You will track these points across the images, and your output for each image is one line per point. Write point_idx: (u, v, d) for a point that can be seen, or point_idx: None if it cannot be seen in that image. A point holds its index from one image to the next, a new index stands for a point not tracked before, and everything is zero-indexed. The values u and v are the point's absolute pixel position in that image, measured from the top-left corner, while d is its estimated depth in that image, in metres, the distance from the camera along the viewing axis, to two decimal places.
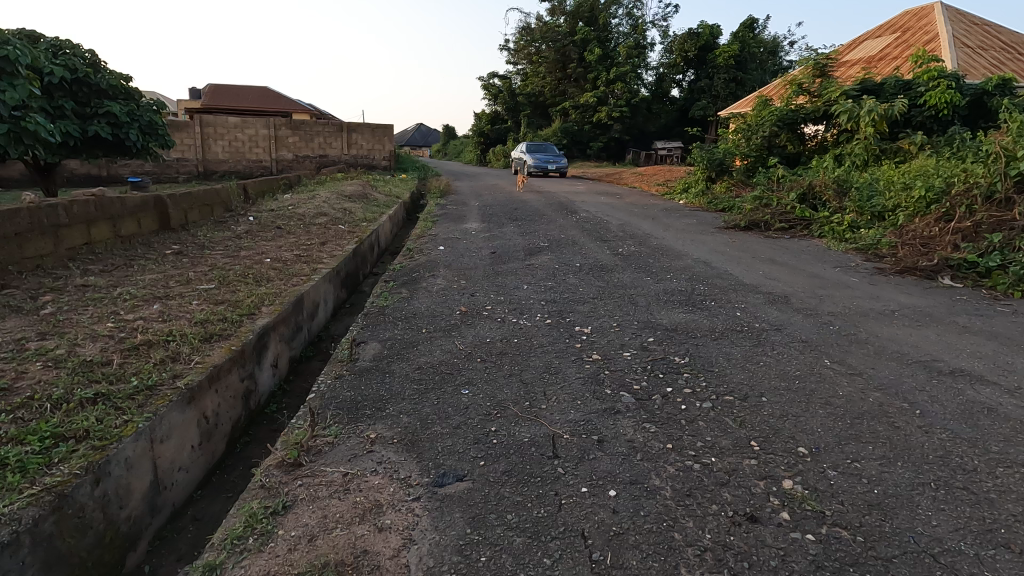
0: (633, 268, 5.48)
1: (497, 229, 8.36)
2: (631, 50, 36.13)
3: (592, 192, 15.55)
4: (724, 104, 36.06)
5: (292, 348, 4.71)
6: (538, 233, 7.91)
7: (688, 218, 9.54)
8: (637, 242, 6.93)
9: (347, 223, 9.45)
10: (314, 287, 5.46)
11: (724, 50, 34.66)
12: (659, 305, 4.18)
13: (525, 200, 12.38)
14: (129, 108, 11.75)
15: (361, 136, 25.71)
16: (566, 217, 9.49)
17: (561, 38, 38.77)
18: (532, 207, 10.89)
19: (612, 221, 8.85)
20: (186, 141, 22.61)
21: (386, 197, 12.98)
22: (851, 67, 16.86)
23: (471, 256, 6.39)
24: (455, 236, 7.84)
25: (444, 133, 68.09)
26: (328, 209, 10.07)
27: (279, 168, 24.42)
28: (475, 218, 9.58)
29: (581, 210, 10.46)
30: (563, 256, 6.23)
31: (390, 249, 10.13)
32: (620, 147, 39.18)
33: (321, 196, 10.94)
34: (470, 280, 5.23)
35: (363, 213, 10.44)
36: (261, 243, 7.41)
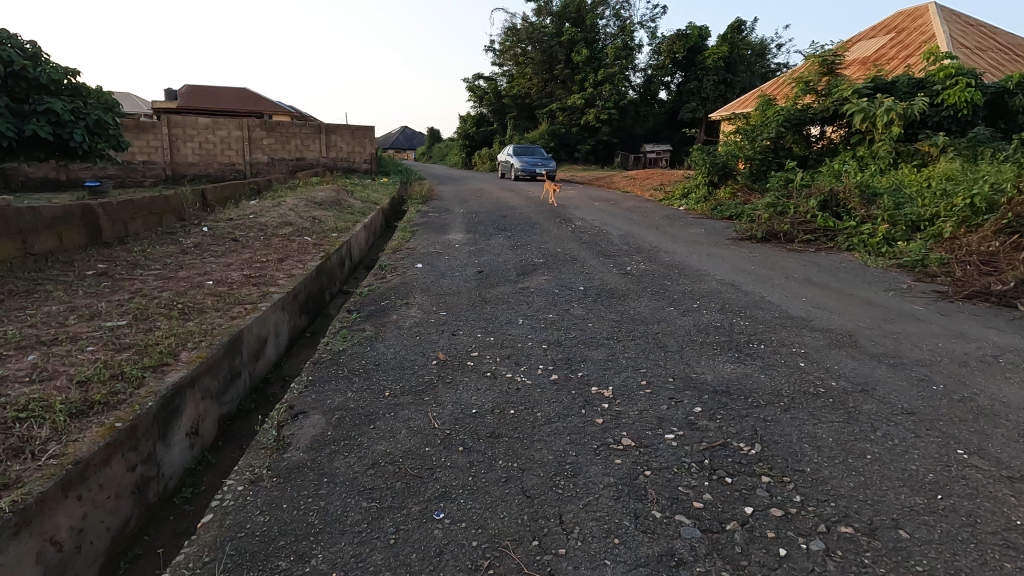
0: (647, 292, 4.57)
1: (484, 242, 7.40)
2: (619, 52, 35.41)
3: (584, 197, 14.67)
4: (714, 107, 35.44)
5: (223, 404, 3.69)
6: (530, 246, 6.97)
7: (695, 227, 8.66)
8: (644, 258, 6.04)
9: (315, 233, 8.42)
10: (259, 320, 4.43)
11: (713, 52, 34.01)
12: (694, 352, 3.22)
13: (514, 207, 11.45)
14: (73, 106, 10.59)
15: (341, 137, 24.62)
16: (560, 226, 8.59)
17: (547, 38, 37.95)
18: (522, 215, 9.97)
19: (611, 231, 7.98)
20: (153, 143, 21.37)
21: (363, 203, 11.95)
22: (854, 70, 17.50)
23: (454, 276, 5.42)
24: (436, 250, 6.86)
25: (429, 136, 67.13)
26: (295, 217, 9.04)
27: (254, 171, 23.25)
28: (458, 228, 8.60)
29: (575, 218, 9.58)
30: (561, 276, 5.30)
31: (364, 262, 9.11)
32: (608, 150, 38.49)
33: (288, 202, 9.89)
34: (452, 310, 4.26)
35: (334, 221, 9.41)
36: (209, 259, 6.38)
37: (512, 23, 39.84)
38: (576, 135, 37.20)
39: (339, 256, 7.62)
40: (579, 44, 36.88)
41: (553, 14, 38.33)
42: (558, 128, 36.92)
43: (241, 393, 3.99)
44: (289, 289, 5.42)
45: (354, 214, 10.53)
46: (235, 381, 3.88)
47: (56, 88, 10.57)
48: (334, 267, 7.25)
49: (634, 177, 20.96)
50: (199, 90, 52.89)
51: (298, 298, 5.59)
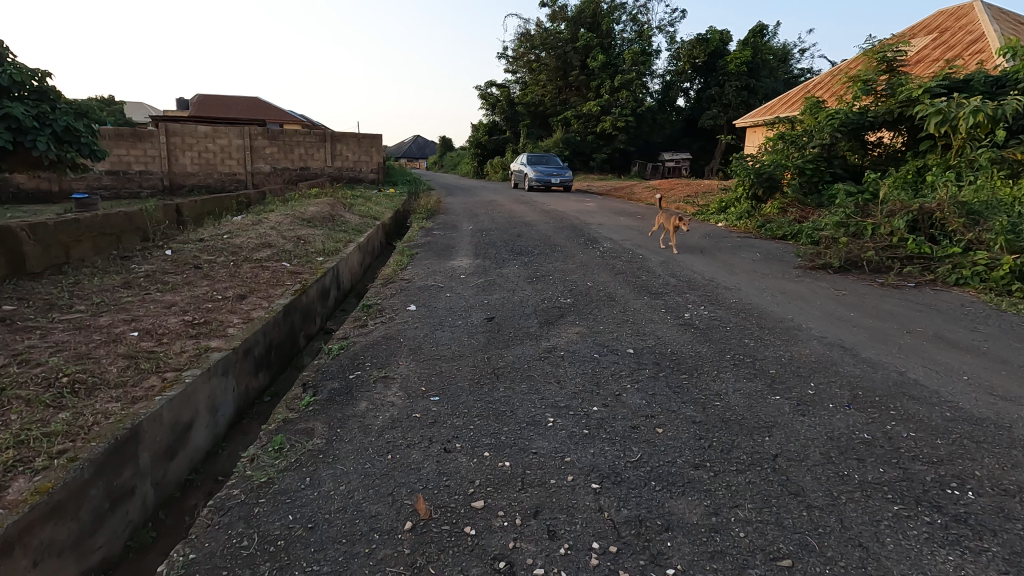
0: (725, 361, 3.20)
1: (494, 271, 6.07)
2: (636, 57, 34.12)
3: (605, 210, 13.33)
4: (736, 114, 33.89)
5: (91, 554, 2.40)
6: (553, 277, 5.65)
7: (746, 251, 7.28)
8: (699, 299, 4.69)
9: (297, 257, 7.17)
10: (175, 400, 3.14)
11: (735, 56, 32.47)
12: (858, 512, 1.85)
13: (530, 223, 10.17)
14: (38, 111, 9.52)
15: (347, 146, 23.57)
16: (586, 249, 7.27)
17: (562, 44, 36.83)
18: (540, 234, 8.67)
19: (646, 256, 6.67)
20: (150, 153, 20.56)
21: (362, 218, 10.73)
22: (928, 66, 15.62)
23: (453, 327, 4.08)
24: (435, 283, 5.54)
25: (441, 146, 66.57)
26: (276, 237, 7.82)
27: (255, 182, 22.31)
28: (465, 252, 7.29)
29: (599, 238, 8.27)
30: (597, 328, 3.95)
31: (354, 290, 7.85)
32: (625, 158, 37.17)
33: (272, 219, 8.69)
34: (446, 393, 2.92)
35: (321, 240, 8.19)
36: (153, 295, 5.16)
37: (526, 30, 38.79)
38: (592, 143, 35.94)
39: (321, 284, 6.34)
40: (595, 50, 35.71)
41: (568, 19, 37.24)
42: (572, 137, 35.73)
43: (132, 521, 2.69)
44: (238, 340, 4.13)
45: (349, 232, 9.28)
46: (117, 508, 2.57)
47: (20, 91, 9.53)
48: (314, 301, 5.98)
49: (657, 187, 19.59)
50: (212, 99, 52.80)
51: (254, 351, 4.31)
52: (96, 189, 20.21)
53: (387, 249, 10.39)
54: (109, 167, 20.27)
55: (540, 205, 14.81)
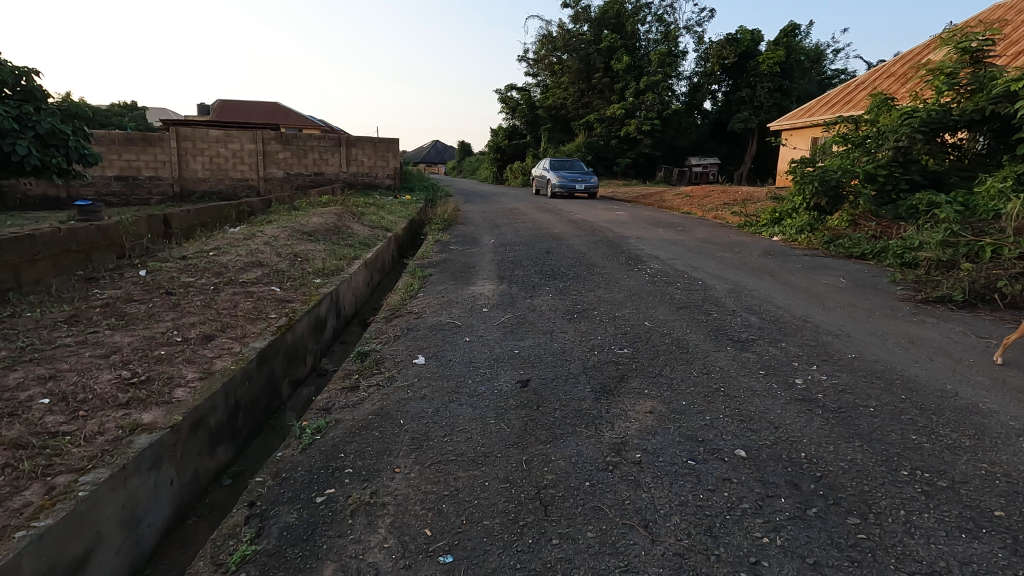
0: (904, 488, 2.02)
1: (522, 302, 4.94)
2: (663, 58, 32.86)
3: (639, 220, 12.15)
4: (768, 117, 32.32)
5: None
6: (597, 313, 4.52)
7: (825, 275, 6.04)
8: (802, 351, 3.50)
9: (290, 279, 6.13)
10: (53, 531, 2.07)
11: (767, 56, 30.96)
12: None
13: (560, 236, 9.05)
14: (19, 111, 8.69)
15: (362, 151, 22.73)
16: (630, 272, 6.11)
17: (585, 46, 35.71)
18: (573, 251, 7.53)
19: (705, 282, 5.48)
20: (160, 158, 19.98)
21: (371, 230, 9.70)
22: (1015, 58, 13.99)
23: (475, 397, 2.95)
24: (450, 320, 4.42)
25: (460, 151, 66.10)
26: (270, 253, 6.81)
27: (268, 187, 21.58)
28: (487, 274, 6.18)
29: (641, 255, 7.12)
30: (676, 405, 2.79)
31: (358, 317, 6.80)
32: (649, 163, 35.85)
33: (269, 231, 7.70)
34: (465, 549, 1.80)
35: (322, 257, 7.14)
36: (99, 334, 4.14)
37: (548, 31, 37.76)
38: (615, 148, 34.70)
39: (315, 314, 5.29)
40: (620, 51, 34.54)
41: (592, 21, 36.14)
42: (595, 141, 34.56)
43: None
44: (184, 410, 3.05)
45: (355, 246, 8.24)
46: None
47: (2, 90, 8.75)
48: (305, 336, 4.93)
49: (690, 195, 18.30)
50: (233, 104, 52.77)
51: (208, 421, 3.22)
52: (105, 196, 19.63)
53: (399, 266, 9.35)
54: (118, 172, 19.72)
55: (566, 214, 13.68)
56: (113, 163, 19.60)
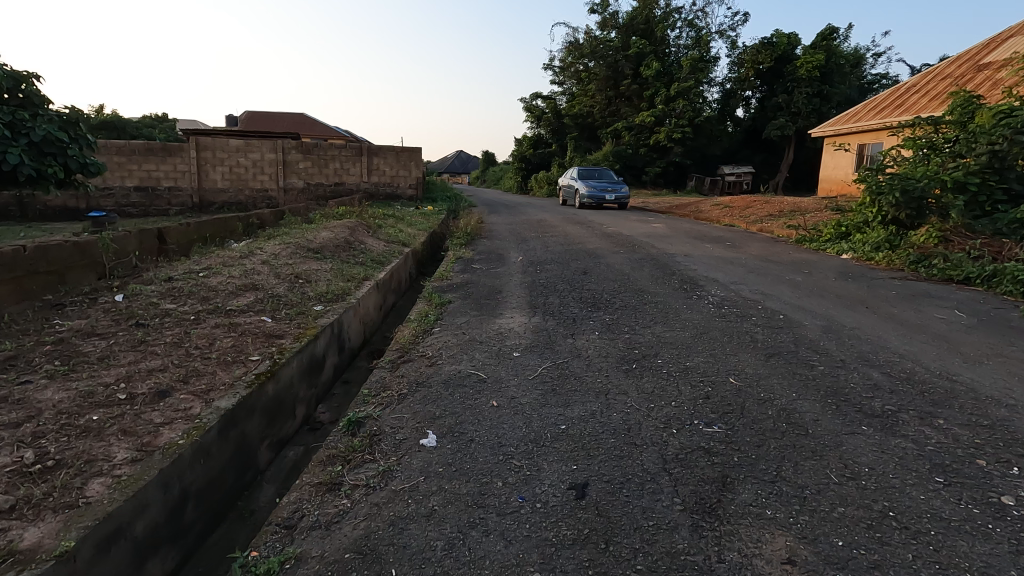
0: None
1: (561, 344, 3.93)
2: (694, 64, 31.75)
3: (680, 233, 11.07)
4: (807, 123, 30.79)
5: None
6: (661, 362, 3.51)
7: (933, 306, 4.90)
8: (978, 439, 2.42)
9: (286, 306, 5.25)
10: None
11: (805, 60, 29.53)
12: None
13: (596, 253, 8.07)
14: (13, 116, 8.06)
15: (384, 160, 22.11)
16: (687, 300, 5.08)
17: (612, 52, 34.75)
18: (614, 272, 6.51)
19: (789, 318, 4.40)
20: (180, 168, 19.65)
21: (387, 245, 8.82)
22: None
23: (509, 522, 1.95)
24: (472, 370, 3.44)
25: (484, 161, 65.67)
26: (267, 274, 5.96)
27: (288, 198, 21.09)
28: (515, 301, 5.21)
29: (696, 278, 6.10)
30: (828, 552, 1.75)
31: (365, 349, 5.88)
32: (680, 172, 34.58)
33: (270, 247, 6.88)
34: None
35: (328, 279, 6.27)
36: (30, 385, 3.28)
37: (574, 38, 36.93)
38: (644, 156, 33.55)
39: (310, 352, 4.37)
40: (649, 57, 33.51)
41: (620, 27, 35.19)
42: (623, 150, 33.49)
43: None
44: (90, 524, 2.12)
45: (367, 263, 7.35)
46: None
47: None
48: (294, 384, 4.00)
49: (729, 206, 17.08)
50: (260, 115, 53.14)
51: (133, 529, 2.29)
52: (124, 207, 19.34)
53: (415, 286, 8.45)
54: (137, 183, 19.42)
55: (598, 226, 12.66)
56: (133, 174, 19.32)
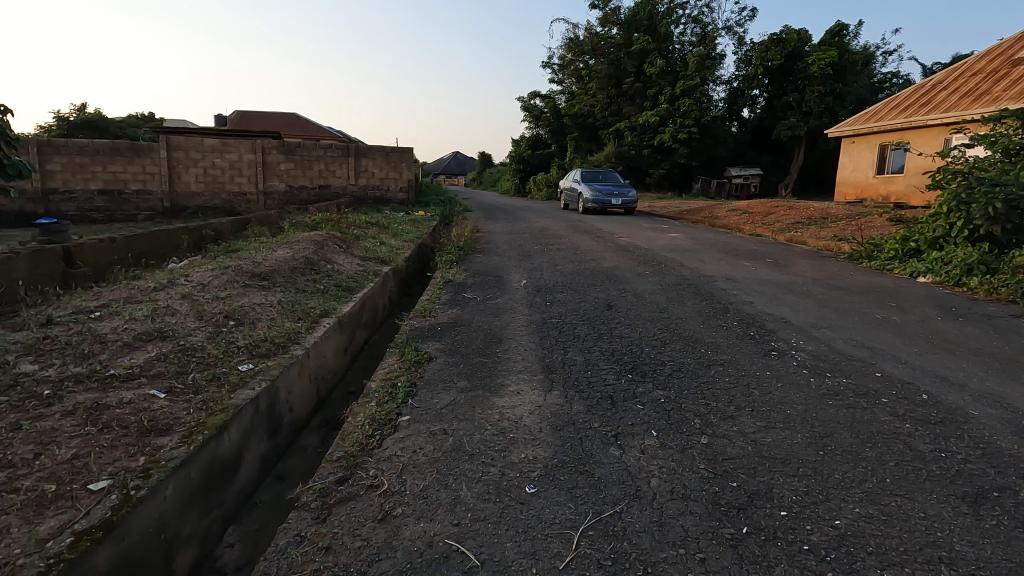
0: None
1: (601, 459, 2.40)
2: (700, 62, 30.41)
3: (705, 246, 9.61)
4: (818, 123, 29.39)
5: None
6: (786, 517, 2.00)
7: None
8: None
9: (197, 368, 3.72)
10: None
11: (817, 56, 28.14)
12: None
13: (616, 276, 6.57)
14: None
15: (372, 162, 20.61)
16: (765, 360, 3.58)
17: (614, 49, 33.33)
18: (648, 309, 5.02)
19: (940, 403, 2.89)
20: (149, 169, 18.08)
21: (360, 264, 7.29)
22: None
23: None
24: (454, 539, 1.92)
25: (480, 162, 64.26)
26: (185, 314, 4.42)
27: (269, 202, 19.58)
28: (520, 362, 3.69)
29: (758, 319, 4.60)
30: None
31: (316, 417, 4.35)
32: (684, 174, 33.14)
33: (202, 273, 5.36)
34: None
35: (270, 319, 4.73)
36: None
37: (574, 35, 35.44)
38: (648, 158, 32.09)
39: (207, 458, 2.81)
40: (652, 55, 32.11)
41: (621, 23, 33.76)
42: (625, 150, 32.05)
43: None
44: None
45: (330, 292, 5.82)
46: None
47: None
48: (167, 525, 2.44)
49: (748, 212, 15.59)
50: (249, 115, 51.48)
51: None
52: (87, 212, 17.71)
53: (393, 320, 6.93)
54: (102, 185, 17.81)
55: (610, 237, 11.16)
56: (96, 175, 17.70)
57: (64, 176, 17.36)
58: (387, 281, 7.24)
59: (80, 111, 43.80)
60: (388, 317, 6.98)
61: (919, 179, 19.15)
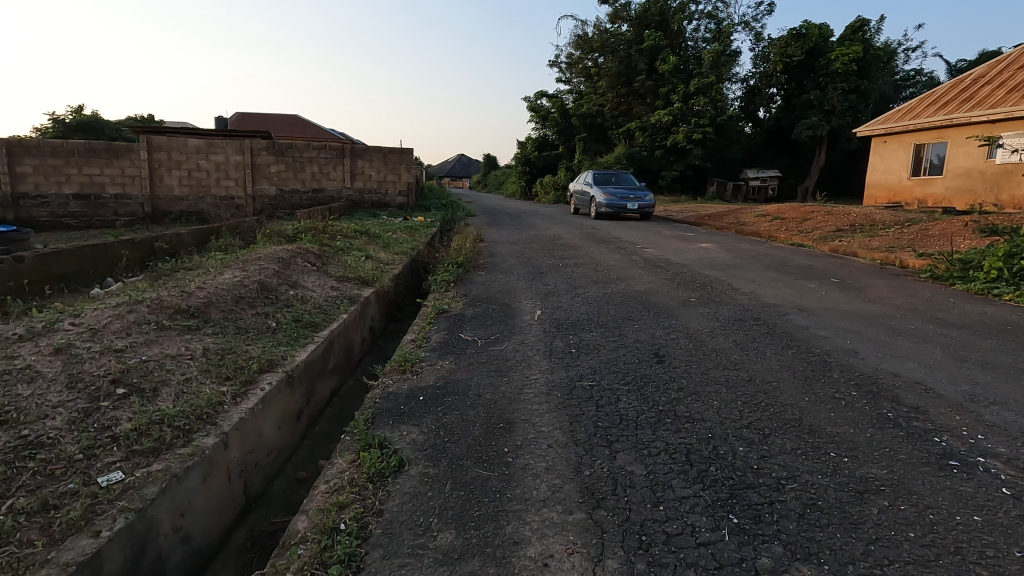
0: None
1: None
2: (715, 59, 28.98)
3: (747, 259, 8.20)
4: (841, 122, 27.89)
5: None
6: None
7: None
8: None
9: (26, 486, 2.33)
10: None
11: (840, 52, 26.63)
12: None
13: (654, 307, 5.15)
14: None
15: (369, 163, 19.29)
16: (948, 483, 2.16)
17: (624, 46, 31.94)
18: (715, 361, 3.61)
19: None
20: (128, 172, 16.85)
21: (334, 287, 5.91)
22: None
23: None
24: None
25: (486, 164, 63.12)
26: (51, 380, 3.03)
27: (258, 207, 18.33)
28: (544, 480, 2.28)
29: (884, 387, 3.16)
30: None
31: (238, 533, 2.96)
32: (698, 176, 31.69)
33: (107, 309, 3.97)
34: None
35: (182, 382, 3.34)
36: None
37: (582, 31, 34.09)
38: (660, 159, 30.66)
39: None
40: (665, 51, 30.69)
41: (632, 19, 32.38)
42: (636, 151, 30.65)
43: None
44: None
45: (284, 331, 4.44)
46: None
47: None
48: None
49: (779, 219, 14.13)
50: (249, 117, 50.42)
51: None
52: (60, 217, 16.47)
53: (367, 363, 5.53)
54: (78, 189, 16.58)
55: (632, 248, 9.74)
56: (72, 178, 16.46)
57: (35, 179, 16.12)
58: (365, 311, 5.86)
59: (77, 113, 42.96)
60: (362, 359, 5.59)
61: (961, 181, 17.70)
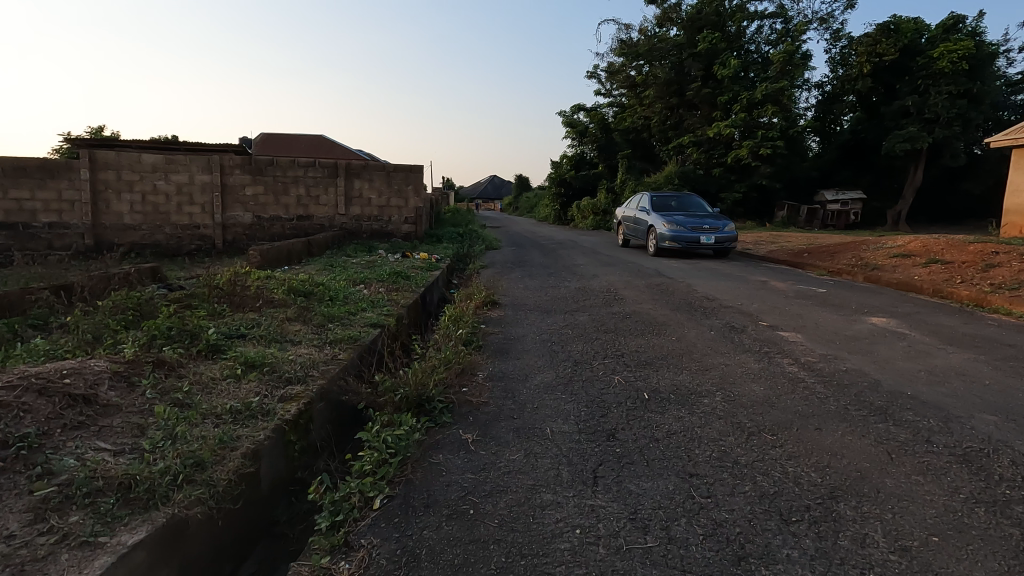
0: None
1: None
2: (785, 61, 24.54)
3: None
4: (946, 132, 22.99)
5: None
6: None
7: None
8: None
9: None
10: None
11: (946, 48, 21.98)
12: None
13: None
14: None
15: (369, 183, 15.54)
16: None
17: (674, 51, 27.75)
18: None
19: None
20: (66, 196, 13.53)
21: None
22: None
23: None
24: None
25: (518, 185, 59.48)
26: None
27: (229, 238, 14.75)
28: None
29: None
30: None
31: None
32: (764, 198, 27.06)
33: None
34: None
35: None
36: None
37: (625, 37, 30.10)
38: (718, 179, 26.22)
39: None
40: (723, 55, 26.42)
41: (682, 21, 28.22)
42: (691, 170, 26.18)
43: None
44: None
45: None
46: None
47: None
48: None
49: (938, 263, 9.57)
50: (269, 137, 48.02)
51: None
52: None
53: None
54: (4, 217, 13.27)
55: (760, 331, 5.44)
56: None
57: None
58: None
59: (94, 135, 41.44)
60: None
61: None
